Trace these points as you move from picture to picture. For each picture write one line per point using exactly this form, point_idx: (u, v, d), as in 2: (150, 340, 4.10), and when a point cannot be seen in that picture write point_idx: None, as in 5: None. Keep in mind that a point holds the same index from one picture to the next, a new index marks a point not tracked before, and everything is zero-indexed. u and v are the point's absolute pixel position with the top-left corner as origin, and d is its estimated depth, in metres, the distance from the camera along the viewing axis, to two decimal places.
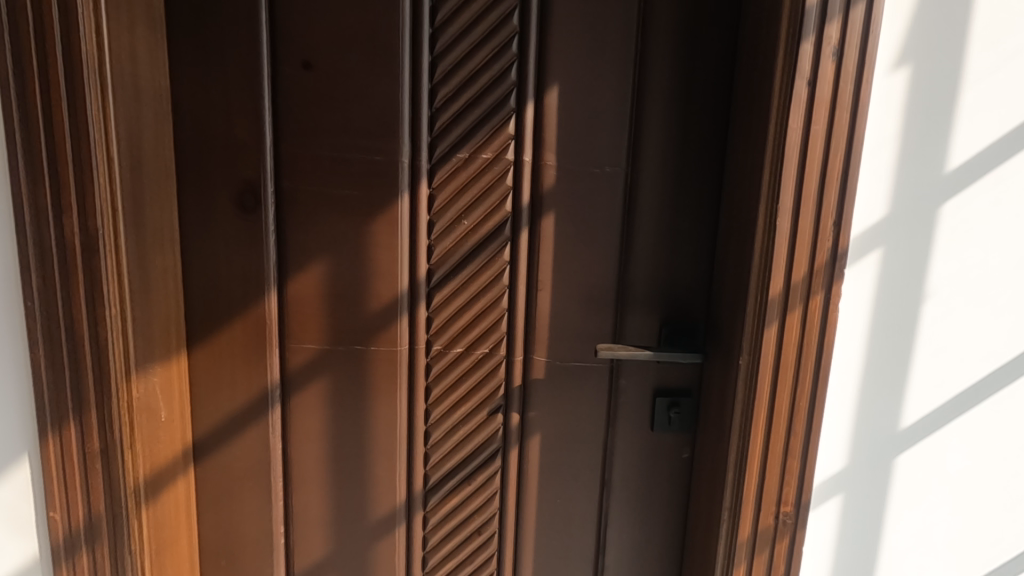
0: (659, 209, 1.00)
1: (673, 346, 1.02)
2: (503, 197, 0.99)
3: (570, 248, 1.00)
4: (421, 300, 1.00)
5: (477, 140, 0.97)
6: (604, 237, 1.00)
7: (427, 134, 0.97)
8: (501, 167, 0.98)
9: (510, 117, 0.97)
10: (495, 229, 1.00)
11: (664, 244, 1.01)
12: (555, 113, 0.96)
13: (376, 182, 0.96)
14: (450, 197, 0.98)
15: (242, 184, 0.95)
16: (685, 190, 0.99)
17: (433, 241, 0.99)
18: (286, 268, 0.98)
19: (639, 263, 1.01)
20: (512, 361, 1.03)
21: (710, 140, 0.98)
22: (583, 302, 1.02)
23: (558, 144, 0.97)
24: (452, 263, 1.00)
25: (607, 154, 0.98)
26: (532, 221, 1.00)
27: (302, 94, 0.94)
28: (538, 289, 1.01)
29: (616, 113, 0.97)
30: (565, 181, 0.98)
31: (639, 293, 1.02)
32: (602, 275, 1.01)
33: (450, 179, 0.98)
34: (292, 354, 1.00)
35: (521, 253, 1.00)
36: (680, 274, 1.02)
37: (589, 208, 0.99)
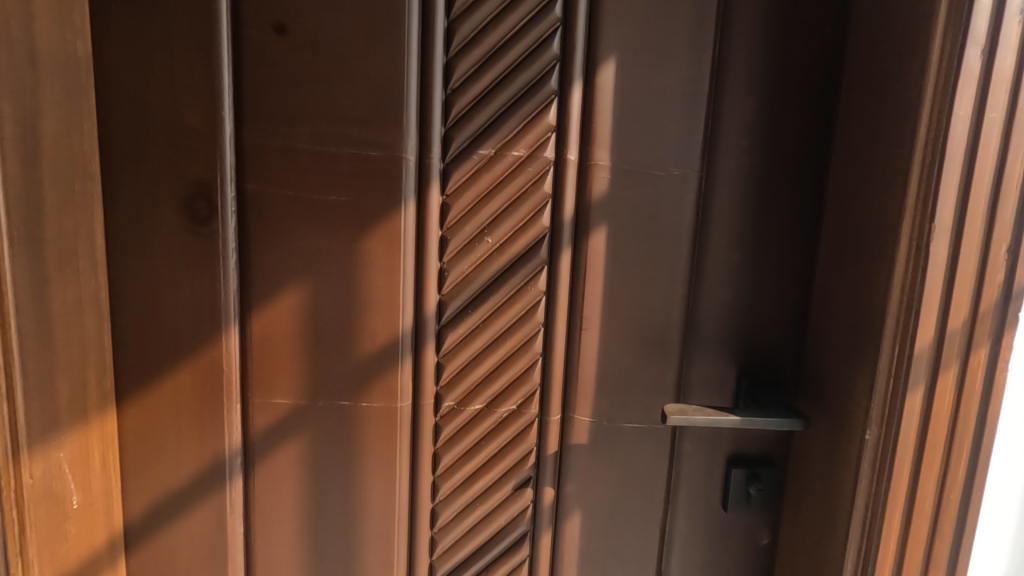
0: (739, 225, 0.76)
1: (760, 408, 0.75)
2: (539, 208, 0.75)
3: (626, 275, 0.76)
4: (428, 341, 0.76)
5: (505, 131, 0.74)
6: (670, 262, 0.76)
7: (440, 122, 0.73)
8: (537, 168, 0.74)
9: (550, 102, 0.73)
10: (528, 249, 0.76)
11: (745, 272, 0.77)
12: (611, 96, 0.73)
13: (371, 186, 0.72)
14: (468, 206, 0.75)
15: (191, 186, 0.71)
16: (776, 201, 0.75)
17: (445, 265, 0.76)
18: (250, 298, 0.74)
19: (711, 297, 0.77)
20: (546, 421, 0.79)
21: (812, 136, 0.74)
22: (640, 345, 0.78)
23: (614, 137, 0.74)
24: (469, 294, 0.76)
25: (676, 152, 0.74)
26: (576, 240, 0.76)
27: (273, 67, 0.70)
28: (582, 329, 0.77)
29: (689, 98, 0.73)
30: (620, 187, 0.74)
31: (709, 336, 0.78)
32: (664, 311, 0.77)
33: (469, 184, 0.74)
34: (256, 411, 0.76)
35: (559, 281, 0.76)
36: (765, 310, 0.77)
37: (651, 223, 0.75)
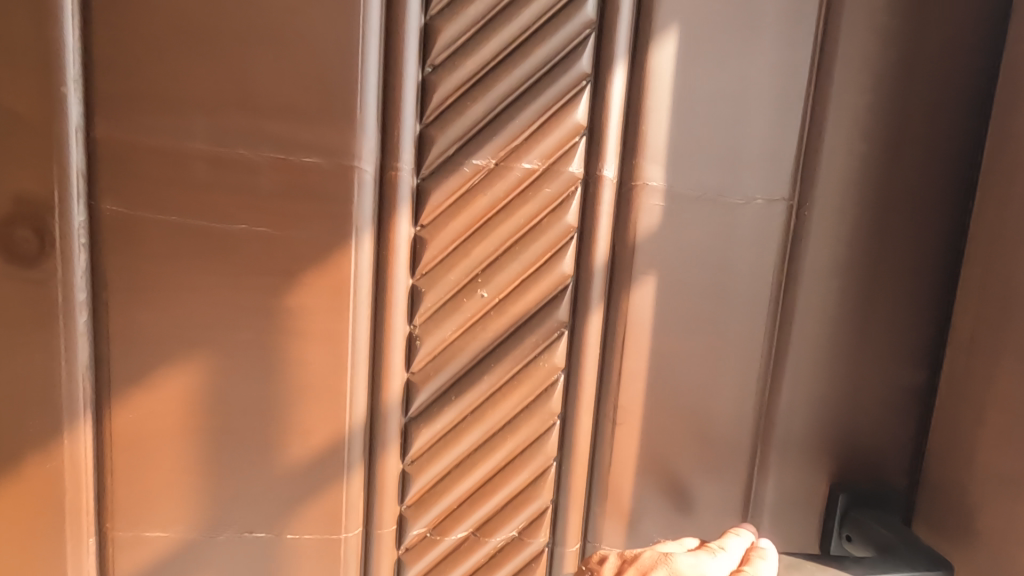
0: (843, 283, 0.52)
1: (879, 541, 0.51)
2: (560, 246, 0.51)
3: (682, 347, 0.52)
4: (390, 440, 0.51)
5: (512, 133, 0.49)
6: (744, 331, 0.52)
7: (413, 116, 0.48)
8: (557, 188, 0.50)
9: (580, 90, 0.49)
10: (541, 304, 0.52)
11: (848, 350, 0.53)
12: (671, 84, 0.49)
13: (304, 209, 0.47)
14: (454, 243, 0.50)
15: (10, 205, 0.45)
16: (895, 251, 0.53)
17: (416, 330, 0.51)
18: (109, 380, 0.47)
19: (799, 386, 0.53)
20: (560, 554, 0.55)
21: (946, 160, 0.52)
22: (696, 447, 0.54)
23: (671, 145, 0.50)
24: (452, 372, 0.51)
25: (759, 175, 0.51)
26: (611, 294, 0.52)
27: (146, 21, 0.44)
28: (615, 425, 0.53)
29: (778, 96, 0.50)
30: (676, 223, 0.50)
31: (793, 438, 0.54)
32: (734, 401, 0.53)
33: (456, 209, 0.50)
34: (120, 549, 0.49)
35: (586, 353, 0.52)
36: (871, 402, 0.55)
37: (720, 276, 0.51)
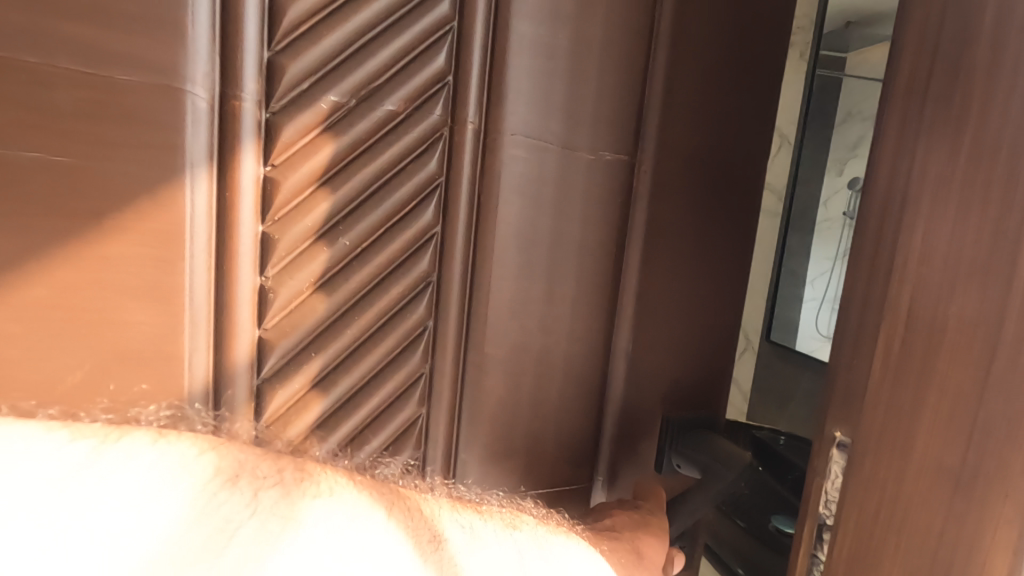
0: (678, 233, 0.59)
1: (698, 469, 0.60)
2: (426, 192, 0.55)
3: (541, 292, 0.57)
4: (240, 404, 0.50)
5: (365, 77, 0.51)
6: (592, 277, 0.58)
7: (253, 44, 0.47)
8: (411, 139, 0.53)
9: (438, 41, 0.53)
10: (400, 260, 0.55)
11: (679, 296, 0.61)
12: (522, 50, 0.53)
13: (129, 148, 0.44)
14: (309, 189, 0.50)
15: None
16: (716, 210, 0.60)
17: (268, 281, 0.50)
18: None
19: (643, 332, 0.60)
20: None
21: (758, 131, 0.60)
22: (550, 386, 0.59)
23: (522, 108, 0.54)
24: (331, 312, 0.53)
25: (606, 139, 0.56)
26: (472, 243, 0.56)
27: None
28: (468, 368, 0.57)
29: (625, 63, 0.55)
30: (542, 182, 0.55)
31: (637, 375, 0.61)
32: (588, 344, 0.60)
33: (310, 150, 0.50)
34: None
35: (453, 297, 0.56)
36: (698, 347, 0.63)
37: (578, 233, 0.57)
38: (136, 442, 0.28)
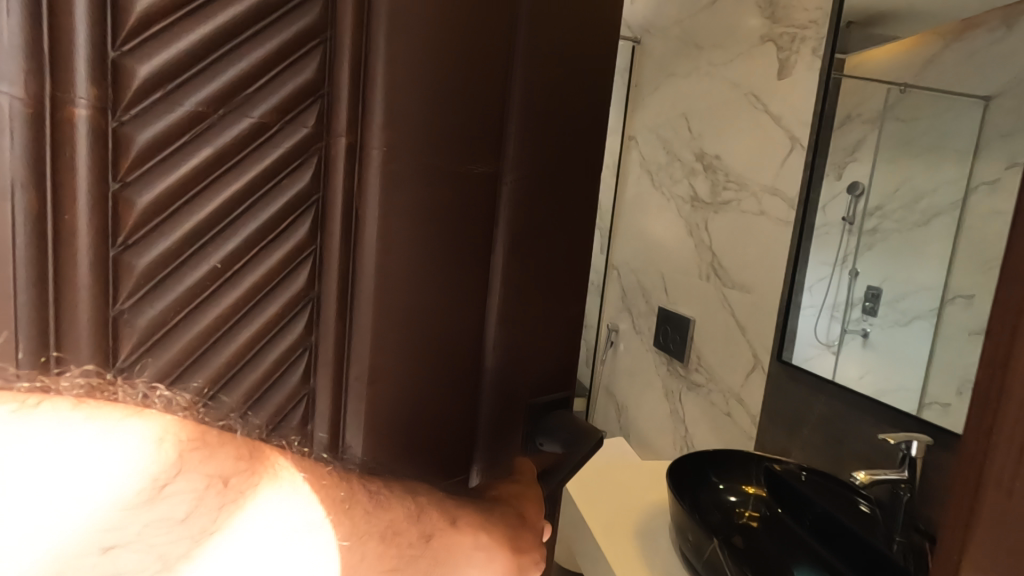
0: (533, 238, 0.49)
1: (561, 446, 0.50)
2: (303, 211, 0.42)
3: (404, 330, 0.45)
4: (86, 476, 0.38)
5: (237, 76, 0.39)
6: (446, 311, 0.46)
7: (90, 44, 0.34)
8: (286, 150, 0.41)
9: (311, 49, 0.41)
10: (265, 290, 0.42)
11: (537, 311, 0.51)
12: (392, 48, 0.41)
13: None
14: (162, 212, 0.38)
15: None
16: (570, 223, 0.51)
17: (125, 313, 0.38)
18: None
19: (506, 370, 0.50)
20: None
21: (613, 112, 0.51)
22: (424, 439, 0.47)
23: (399, 113, 0.42)
24: (172, 360, 0.40)
25: (463, 148, 0.44)
26: (351, 264, 0.44)
27: None
28: (348, 421, 0.45)
29: (490, 52, 0.44)
30: (392, 195, 0.43)
31: (501, 412, 0.51)
32: (453, 394, 0.48)
33: (164, 172, 0.38)
34: None
35: (331, 336, 0.44)
36: (558, 367, 0.54)
37: (426, 260, 0.45)
38: (147, 428, 0.32)
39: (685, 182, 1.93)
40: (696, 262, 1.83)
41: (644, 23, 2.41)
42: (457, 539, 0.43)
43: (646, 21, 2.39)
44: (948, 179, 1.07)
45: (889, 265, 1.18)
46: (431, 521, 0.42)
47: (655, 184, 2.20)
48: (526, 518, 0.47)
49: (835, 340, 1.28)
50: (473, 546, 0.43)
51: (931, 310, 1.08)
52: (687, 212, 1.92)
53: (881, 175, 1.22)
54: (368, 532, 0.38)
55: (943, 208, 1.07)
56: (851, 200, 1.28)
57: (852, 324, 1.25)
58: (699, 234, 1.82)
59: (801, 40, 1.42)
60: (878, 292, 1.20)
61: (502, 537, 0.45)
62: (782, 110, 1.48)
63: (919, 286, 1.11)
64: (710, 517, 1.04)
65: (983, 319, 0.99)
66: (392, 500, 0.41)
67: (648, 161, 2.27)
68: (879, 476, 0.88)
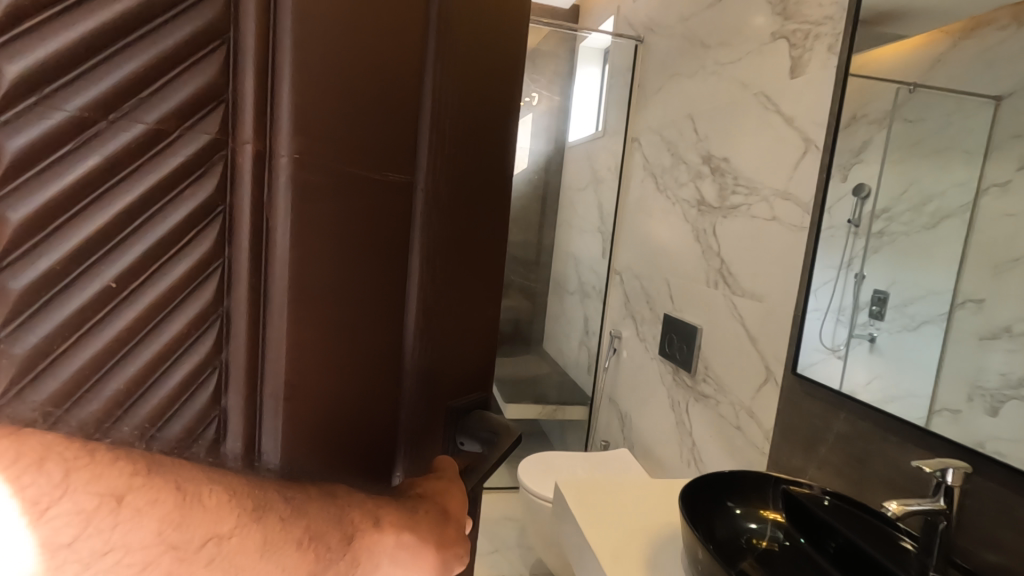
0: (438, 238, 0.54)
1: (480, 444, 0.60)
2: (208, 221, 0.41)
3: (323, 335, 0.46)
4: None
5: (131, 78, 0.36)
6: (359, 312, 0.49)
7: None
8: (188, 156, 0.39)
9: (215, 49, 0.39)
10: (165, 311, 0.40)
11: (441, 305, 0.56)
12: (303, 58, 0.41)
13: None
14: (51, 224, 0.34)
15: None
16: (462, 224, 0.57)
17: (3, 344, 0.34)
18: None
19: (417, 363, 0.55)
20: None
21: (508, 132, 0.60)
22: (342, 433, 0.49)
23: (313, 119, 0.42)
24: (61, 391, 0.36)
25: (371, 158, 0.46)
26: (262, 274, 0.43)
27: None
28: (265, 429, 0.44)
29: (395, 71, 0.46)
30: (307, 205, 0.43)
31: (414, 396, 0.55)
32: (366, 390, 0.50)
33: (46, 183, 0.34)
34: None
35: (243, 348, 0.43)
36: (462, 363, 0.61)
37: (339, 267, 0.46)
38: None
39: (691, 185, 1.87)
40: (702, 268, 1.77)
41: (649, 22, 2.33)
42: (379, 538, 0.44)
43: (651, 20, 2.31)
44: (957, 180, 1.00)
45: (896, 268, 1.11)
46: (350, 522, 0.44)
47: (660, 188, 2.13)
48: (449, 514, 0.49)
49: (841, 344, 1.21)
50: (396, 545, 0.45)
51: (941, 314, 1.00)
52: (693, 216, 1.86)
53: (889, 177, 1.15)
54: (286, 537, 0.40)
55: (954, 211, 1.00)
56: (857, 202, 1.22)
57: (859, 328, 1.18)
58: (706, 240, 1.76)
59: (815, 37, 1.35)
60: (885, 296, 1.13)
61: (425, 531, 0.47)
62: (795, 111, 1.41)
63: (927, 290, 1.03)
64: (733, 556, 0.95)
65: (996, 323, 0.91)
66: (309, 503, 0.43)
67: (653, 164, 2.21)
68: (913, 507, 0.83)
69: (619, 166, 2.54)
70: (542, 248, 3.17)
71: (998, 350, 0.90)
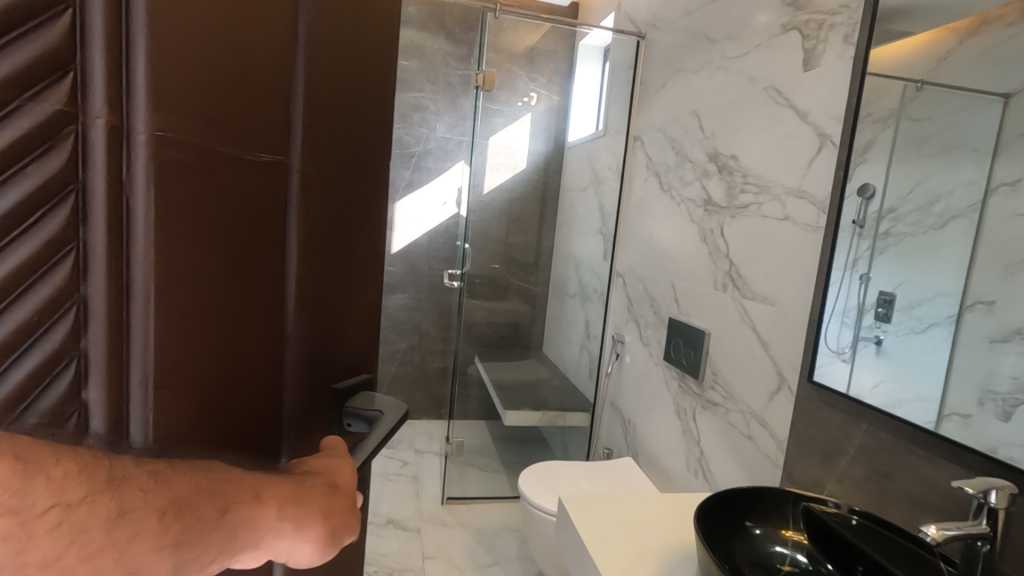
0: (314, 218, 0.56)
1: (366, 423, 0.66)
2: (57, 200, 0.38)
3: (197, 316, 0.46)
4: None
5: None
6: (235, 293, 0.49)
7: None
8: (32, 126, 0.36)
9: (59, 31, 0.36)
10: (21, 286, 0.37)
11: (322, 283, 0.59)
12: (157, 41, 0.40)
13: None
14: None
15: None
16: (336, 207, 0.60)
17: None
18: None
19: (295, 341, 0.56)
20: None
21: (377, 124, 0.65)
22: (220, 412, 0.49)
23: (174, 96, 0.41)
24: None
25: (236, 141, 0.46)
26: (124, 258, 0.41)
27: None
28: (134, 413, 0.43)
29: (258, 57, 0.47)
30: (171, 188, 0.42)
31: (295, 373, 0.57)
32: (244, 369, 0.51)
33: None
34: None
35: (106, 334, 0.41)
36: (336, 337, 0.63)
37: (210, 249, 0.46)
38: None
39: (697, 184, 1.81)
40: (709, 270, 1.71)
41: (651, 17, 2.27)
42: (259, 512, 0.43)
43: (652, 16, 2.25)
44: (966, 180, 0.96)
45: (900, 269, 1.08)
46: (229, 492, 0.42)
47: (664, 188, 2.07)
48: (337, 488, 0.49)
49: (847, 347, 1.18)
50: (279, 518, 0.44)
51: (949, 317, 0.97)
52: (697, 215, 1.80)
53: (895, 177, 1.10)
54: (148, 505, 0.37)
55: (962, 211, 0.96)
56: (862, 203, 1.18)
57: (865, 331, 1.14)
58: (713, 241, 1.69)
59: (829, 26, 1.28)
60: (891, 298, 1.09)
61: (311, 503, 0.46)
62: (808, 105, 1.34)
63: (935, 292, 1.00)
64: None
65: (1006, 326, 0.88)
66: (178, 476, 0.40)
67: (657, 163, 2.14)
68: (951, 532, 0.76)
69: (620, 166, 2.47)
70: (541, 250, 3.10)
71: (1009, 354, 0.87)
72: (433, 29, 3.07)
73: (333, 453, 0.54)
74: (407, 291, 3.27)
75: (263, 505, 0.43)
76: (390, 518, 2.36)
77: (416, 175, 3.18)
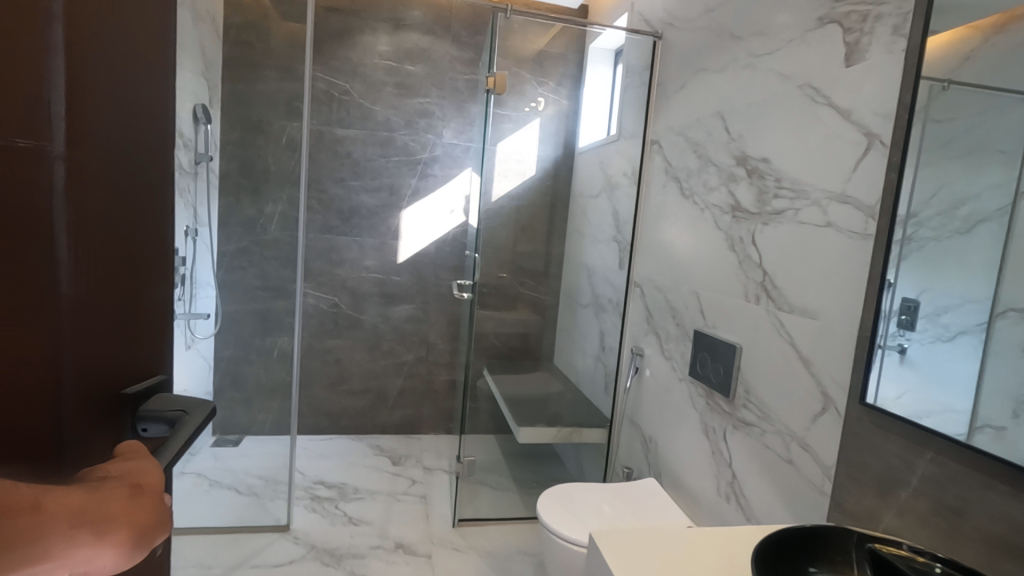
0: (102, 210, 0.44)
1: (167, 426, 0.54)
2: None
3: None
4: None
5: None
6: None
7: None
8: None
9: None
10: None
11: (111, 283, 0.46)
12: None
13: None
14: None
15: None
16: (130, 185, 0.49)
17: None
18: None
19: (86, 348, 0.44)
20: None
21: (162, 82, 0.53)
22: None
23: None
24: None
25: None
26: None
27: None
28: None
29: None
30: None
31: (86, 394, 0.44)
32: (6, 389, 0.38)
33: None
34: None
35: None
36: (135, 343, 0.52)
37: None
38: None
39: (722, 189, 1.71)
40: (739, 281, 1.60)
41: (668, 17, 2.19)
42: (47, 521, 0.33)
43: (669, 15, 2.17)
44: (993, 183, 0.92)
45: (922, 275, 1.04)
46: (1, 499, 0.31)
47: (685, 193, 1.97)
48: (144, 486, 0.39)
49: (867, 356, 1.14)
50: (72, 528, 0.34)
51: (978, 325, 0.93)
52: (721, 220, 1.72)
53: (919, 181, 1.06)
54: None
55: (990, 214, 0.92)
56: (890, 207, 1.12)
57: (887, 338, 1.11)
58: (743, 250, 1.59)
59: (875, 18, 1.18)
60: (915, 305, 1.05)
61: (112, 507, 0.36)
62: (851, 104, 1.24)
63: (963, 298, 0.96)
64: None
65: None
66: None
67: (677, 168, 2.04)
68: None
69: (636, 171, 2.37)
70: (551, 258, 2.95)
71: None
72: (438, 32, 2.98)
73: (134, 456, 0.42)
74: (414, 302, 3.17)
75: (47, 506, 0.33)
76: (399, 542, 2.25)
77: (422, 183, 3.09)
